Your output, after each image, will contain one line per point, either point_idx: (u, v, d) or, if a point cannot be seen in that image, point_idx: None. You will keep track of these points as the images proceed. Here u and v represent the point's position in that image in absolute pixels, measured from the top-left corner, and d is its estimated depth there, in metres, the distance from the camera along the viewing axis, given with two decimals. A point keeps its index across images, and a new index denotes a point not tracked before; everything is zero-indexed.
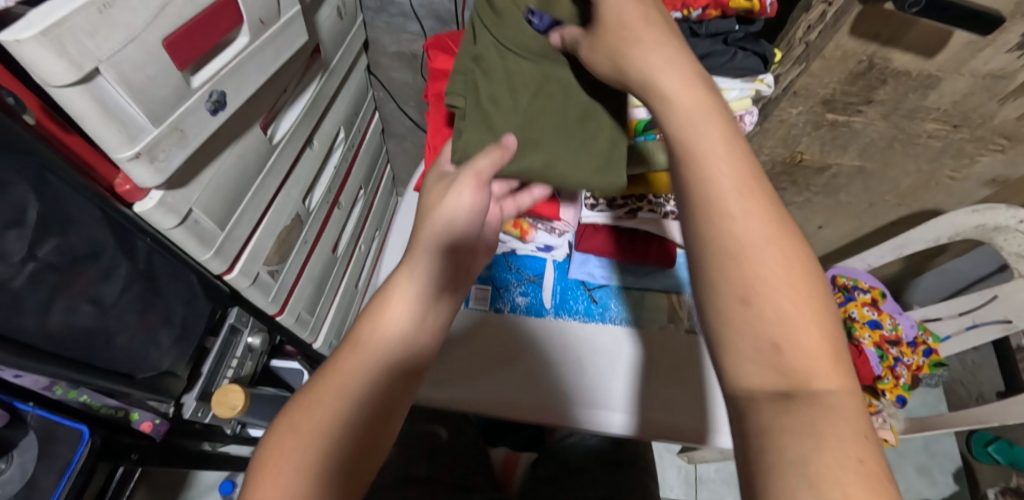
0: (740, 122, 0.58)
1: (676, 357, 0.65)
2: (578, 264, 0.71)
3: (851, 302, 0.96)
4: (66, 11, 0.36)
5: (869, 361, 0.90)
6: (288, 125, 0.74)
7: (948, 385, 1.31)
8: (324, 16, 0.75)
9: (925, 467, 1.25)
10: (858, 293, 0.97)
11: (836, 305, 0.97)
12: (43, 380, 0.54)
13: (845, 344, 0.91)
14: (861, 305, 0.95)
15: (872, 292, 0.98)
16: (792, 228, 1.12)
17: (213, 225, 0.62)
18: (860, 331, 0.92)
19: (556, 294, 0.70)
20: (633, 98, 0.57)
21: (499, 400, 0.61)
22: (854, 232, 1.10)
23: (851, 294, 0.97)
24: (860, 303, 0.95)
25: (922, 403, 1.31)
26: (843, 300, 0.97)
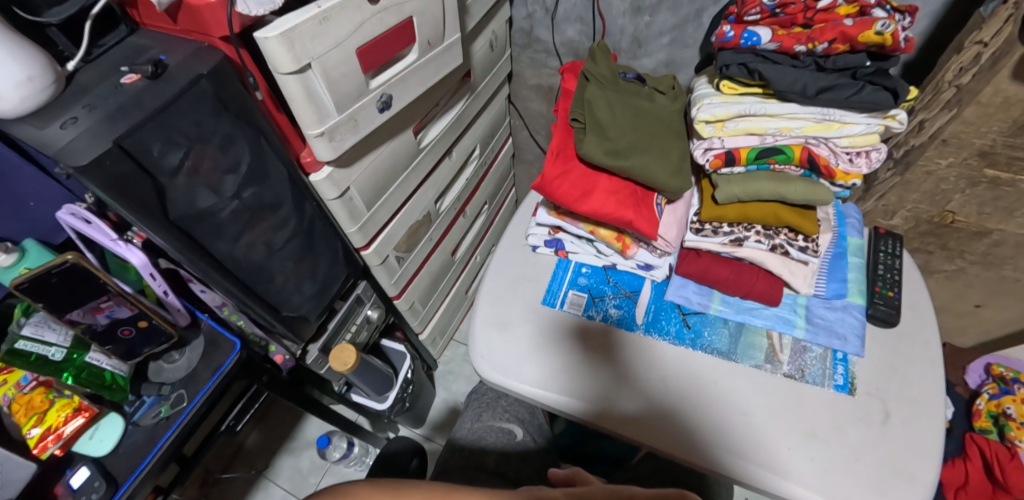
0: (865, 157, 0.57)
1: (782, 401, 0.59)
2: (675, 287, 0.67)
3: (1006, 396, 0.82)
4: (298, 21, 0.50)
5: None
6: (435, 133, 0.84)
7: None
8: (479, 46, 0.86)
9: None
10: (1019, 387, 0.82)
11: (987, 396, 0.84)
12: (218, 299, 0.70)
13: (993, 441, 0.78)
14: (1021, 401, 0.80)
15: None
16: (940, 303, 0.94)
17: (362, 205, 0.75)
18: (1015, 431, 0.78)
19: (649, 313, 0.66)
20: (748, 125, 0.58)
21: (571, 399, 0.60)
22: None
23: (1009, 387, 0.82)
24: (1019, 398, 0.81)
25: None
26: (996, 392, 0.83)
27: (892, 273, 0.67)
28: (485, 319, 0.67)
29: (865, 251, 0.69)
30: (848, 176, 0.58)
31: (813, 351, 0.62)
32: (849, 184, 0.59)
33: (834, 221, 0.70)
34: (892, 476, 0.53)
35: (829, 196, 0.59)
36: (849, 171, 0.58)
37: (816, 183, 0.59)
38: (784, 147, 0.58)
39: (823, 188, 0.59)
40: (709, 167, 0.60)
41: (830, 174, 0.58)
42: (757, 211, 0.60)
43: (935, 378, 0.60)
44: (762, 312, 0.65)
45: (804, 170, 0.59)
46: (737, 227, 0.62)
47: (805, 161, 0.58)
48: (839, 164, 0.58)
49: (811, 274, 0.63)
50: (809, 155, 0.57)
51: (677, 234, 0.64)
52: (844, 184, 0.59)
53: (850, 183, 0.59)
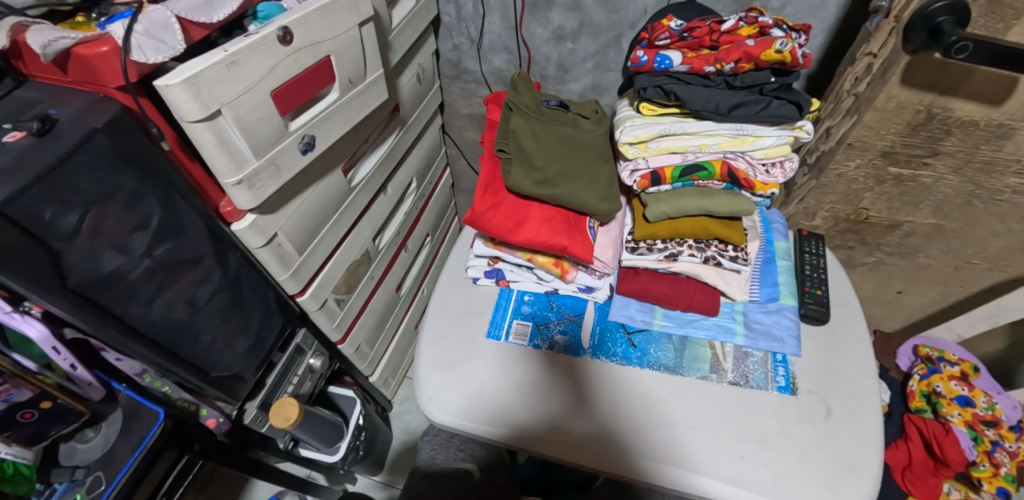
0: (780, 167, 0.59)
1: (729, 411, 0.59)
2: (618, 306, 0.67)
3: (935, 375, 0.86)
4: (202, 66, 0.47)
5: (959, 443, 0.79)
6: (366, 171, 0.82)
7: None
8: (405, 80, 0.85)
9: None
10: (944, 365, 0.87)
11: (918, 377, 0.88)
12: (137, 367, 0.64)
13: (928, 420, 0.83)
14: (948, 379, 0.85)
15: (961, 364, 0.87)
16: (866, 293, 1.00)
17: (292, 250, 0.71)
18: (947, 408, 0.83)
19: (595, 335, 0.66)
20: (670, 144, 0.59)
21: (524, 431, 0.58)
22: (939, 301, 0.97)
23: (935, 366, 0.87)
24: (946, 376, 0.85)
25: None
26: (925, 372, 0.87)
27: (818, 272, 0.69)
28: (430, 362, 0.64)
29: (792, 254, 0.72)
30: (766, 185, 0.61)
31: (754, 356, 0.63)
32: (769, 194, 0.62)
33: (760, 229, 0.72)
34: (839, 471, 0.55)
35: (750, 208, 0.61)
36: (767, 182, 0.60)
37: (737, 195, 0.61)
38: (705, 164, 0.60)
39: (745, 200, 0.61)
40: (636, 188, 0.61)
41: (750, 186, 0.60)
42: (687, 228, 0.62)
43: (867, 369, 0.62)
44: (703, 323, 0.66)
45: (725, 184, 0.61)
46: (669, 243, 0.64)
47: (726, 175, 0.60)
48: (755, 177, 0.60)
49: (744, 281, 0.65)
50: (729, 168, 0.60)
51: (615, 256, 0.64)
52: (763, 194, 0.62)
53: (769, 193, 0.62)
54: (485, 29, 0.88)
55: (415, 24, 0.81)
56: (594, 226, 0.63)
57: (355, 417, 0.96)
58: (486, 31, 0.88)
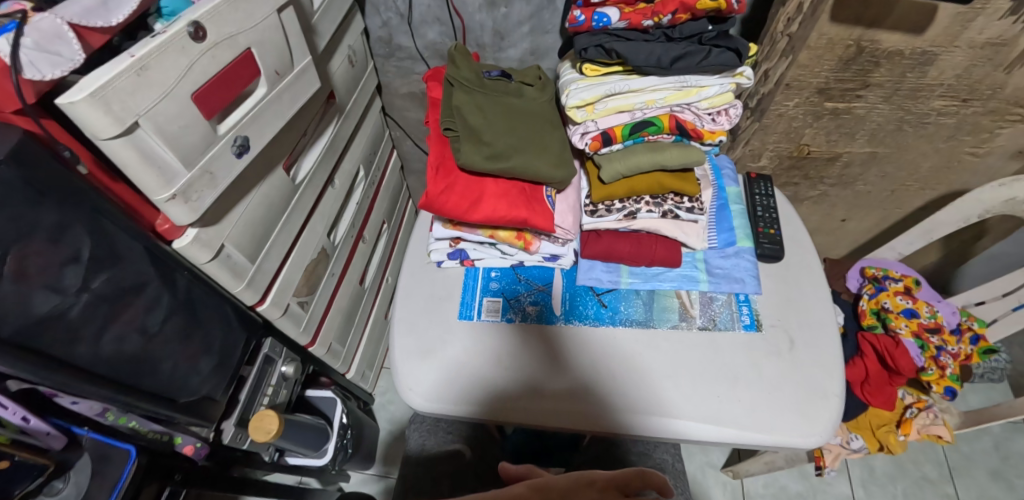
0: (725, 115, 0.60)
1: (703, 355, 0.62)
2: (584, 270, 0.68)
3: (881, 293, 0.85)
4: (110, 76, 0.42)
5: (909, 353, 0.79)
6: (308, 166, 0.78)
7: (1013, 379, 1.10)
8: (337, 64, 0.80)
9: (999, 471, 1.03)
10: (889, 283, 0.86)
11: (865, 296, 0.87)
12: (96, 407, 0.60)
13: (880, 336, 0.82)
14: (894, 295, 0.85)
15: (904, 280, 0.87)
16: (813, 224, 1.05)
17: (244, 259, 0.67)
18: (895, 322, 0.82)
19: (566, 301, 0.67)
20: (616, 104, 0.59)
21: (511, 405, 0.59)
22: (879, 223, 1.03)
23: (881, 284, 0.86)
24: (892, 292, 0.85)
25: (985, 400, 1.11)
26: (873, 291, 0.86)
27: (768, 212, 0.72)
28: (405, 353, 0.63)
29: (743, 198, 0.74)
30: (715, 133, 0.61)
31: (718, 299, 0.66)
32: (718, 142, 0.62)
33: (711, 175, 0.73)
34: (806, 394, 0.59)
35: (701, 157, 0.61)
36: (715, 129, 0.61)
37: (688, 146, 0.61)
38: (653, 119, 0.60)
39: (696, 149, 0.61)
40: (590, 150, 0.60)
41: (700, 135, 0.61)
42: (642, 184, 0.61)
43: (822, 296, 0.66)
44: (667, 276, 0.67)
45: (675, 136, 0.61)
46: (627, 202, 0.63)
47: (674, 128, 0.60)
48: (703, 126, 0.60)
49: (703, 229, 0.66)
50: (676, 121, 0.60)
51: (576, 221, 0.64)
52: (712, 144, 0.62)
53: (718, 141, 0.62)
54: (413, 1, 0.84)
55: (337, 4, 0.77)
56: (551, 196, 0.62)
57: (338, 417, 0.93)
58: (415, 4, 0.84)
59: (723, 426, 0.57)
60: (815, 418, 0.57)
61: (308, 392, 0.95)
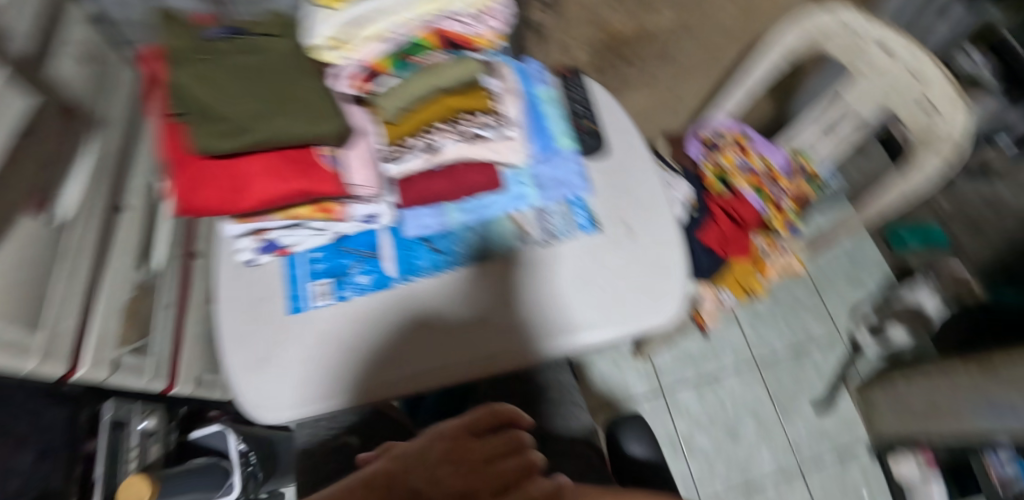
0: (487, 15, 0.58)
1: (549, 270, 0.61)
2: (407, 222, 0.59)
3: (717, 154, 0.89)
4: None
5: (750, 204, 0.86)
6: (74, 196, 0.65)
7: None
8: (60, 72, 0.70)
9: (853, 276, 1.20)
10: (722, 143, 0.90)
11: (705, 162, 0.90)
12: None
13: (725, 195, 0.86)
14: (726, 153, 0.89)
15: (733, 135, 0.91)
16: (649, 104, 1.06)
17: (23, 329, 0.52)
18: (734, 178, 0.88)
19: (399, 260, 0.60)
20: (368, 31, 0.54)
21: (371, 384, 0.56)
22: (708, 89, 1.06)
23: (716, 147, 0.90)
24: (726, 151, 0.89)
25: None
26: (710, 156, 0.90)
27: (582, 106, 0.70)
28: (244, 370, 0.56)
29: (558, 97, 0.69)
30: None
31: (552, 209, 0.63)
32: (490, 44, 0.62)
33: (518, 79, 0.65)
34: (652, 275, 0.61)
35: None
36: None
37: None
38: (415, 39, 0.57)
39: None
40: (357, 92, 0.55)
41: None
42: (429, 115, 0.55)
43: (647, 176, 0.67)
44: (498, 203, 0.61)
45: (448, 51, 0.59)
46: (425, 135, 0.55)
47: (441, 44, 0.59)
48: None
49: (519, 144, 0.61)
50: (440, 36, 0.58)
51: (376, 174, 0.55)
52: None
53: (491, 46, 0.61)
54: None
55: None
56: (334, 154, 0.53)
57: (234, 447, 0.84)
58: None
59: (582, 330, 0.58)
60: (663, 293, 0.60)
61: (192, 436, 0.85)
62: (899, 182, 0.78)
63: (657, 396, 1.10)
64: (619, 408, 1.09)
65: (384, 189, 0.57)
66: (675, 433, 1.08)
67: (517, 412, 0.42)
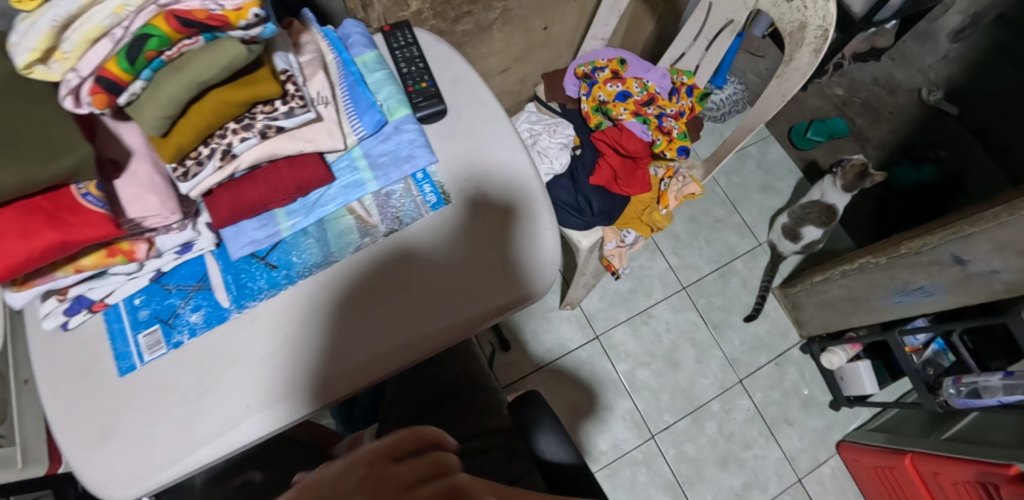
0: None
1: (409, 257, 0.54)
2: (232, 240, 0.53)
3: (595, 87, 0.81)
4: None
5: (634, 134, 0.80)
6: None
7: None
8: None
9: (767, 184, 1.24)
10: (600, 73, 0.82)
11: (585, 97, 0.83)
12: None
13: (607, 130, 0.81)
14: (605, 84, 0.81)
15: (610, 63, 0.83)
16: (519, 44, 0.90)
17: None
18: (615, 110, 0.81)
19: (229, 287, 0.52)
20: (81, 36, 0.37)
21: (222, 433, 0.48)
22: (580, 16, 0.91)
23: (593, 79, 0.82)
24: (603, 82, 0.81)
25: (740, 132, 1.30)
26: (588, 90, 0.82)
27: (414, 63, 0.60)
28: (73, 450, 0.48)
29: (384, 59, 0.61)
30: (244, 10, 0.41)
31: (396, 191, 0.55)
32: (262, 16, 0.42)
33: (331, 50, 0.58)
34: (525, 236, 0.55)
35: (239, 47, 0.42)
36: (240, 5, 0.40)
37: (216, 43, 0.42)
38: (146, 28, 0.39)
39: (228, 43, 0.42)
40: (101, 109, 0.42)
41: (223, 23, 0.41)
42: (203, 117, 0.44)
43: (502, 129, 0.59)
44: (328, 195, 0.54)
45: (203, 36, 0.42)
46: (214, 141, 0.47)
47: (186, 27, 0.40)
48: (218, 8, 0.40)
49: (333, 124, 0.52)
50: (179, 18, 0.39)
51: (168, 197, 0.48)
52: (255, 23, 0.42)
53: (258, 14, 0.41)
54: None
55: None
56: (91, 190, 0.43)
57: None
58: None
59: (454, 318, 0.51)
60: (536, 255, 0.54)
61: None
62: (776, 84, 0.71)
63: (592, 341, 1.10)
64: (557, 362, 1.08)
65: (192, 208, 0.51)
66: (615, 373, 1.08)
67: (440, 434, 0.31)
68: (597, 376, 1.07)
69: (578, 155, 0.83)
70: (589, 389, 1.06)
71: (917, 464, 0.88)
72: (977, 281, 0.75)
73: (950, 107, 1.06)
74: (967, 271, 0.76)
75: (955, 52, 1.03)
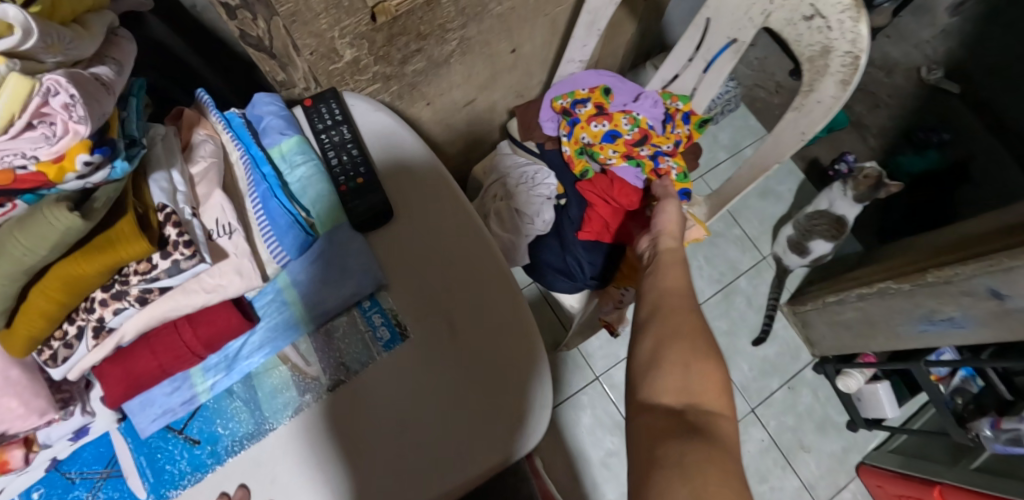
0: (49, 119, 0.28)
1: (364, 413, 0.42)
2: (138, 415, 0.41)
3: (576, 128, 0.70)
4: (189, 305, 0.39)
5: (626, 183, 0.69)
6: None
7: (747, 96, 1.19)
8: None
9: (765, 189, 1.15)
10: (581, 110, 0.70)
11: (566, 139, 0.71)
12: None
13: (595, 179, 0.71)
14: (588, 124, 0.69)
15: (593, 95, 0.70)
16: (485, 75, 0.77)
17: None
18: (602, 154, 0.69)
19: (144, 474, 0.41)
20: None
21: None
22: (550, 35, 0.78)
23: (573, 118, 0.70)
24: (585, 122, 0.69)
25: (734, 132, 1.19)
26: (569, 130, 0.71)
27: (346, 150, 0.48)
28: None
29: (309, 144, 0.48)
30: (69, 157, 0.29)
31: (339, 326, 0.44)
32: (101, 159, 0.31)
33: (237, 147, 0.45)
34: (508, 366, 0.43)
35: (70, 214, 0.29)
36: (60, 152, 0.29)
37: (36, 207, 0.30)
38: None
39: (48, 209, 0.29)
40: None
41: (43, 180, 0.30)
42: (49, 302, 0.33)
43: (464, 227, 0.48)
44: (251, 344, 0.42)
45: (23, 197, 0.31)
46: (83, 313, 0.36)
47: None
48: (29, 161, 0.29)
49: (242, 258, 0.40)
50: None
51: (35, 393, 0.36)
52: (91, 170, 0.30)
53: (93, 160, 0.30)
54: None
55: None
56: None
57: None
58: None
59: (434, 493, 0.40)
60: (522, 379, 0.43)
61: None
62: (793, 118, 0.59)
63: (592, 383, 1.02)
64: (557, 410, 1.01)
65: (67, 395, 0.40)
66: (619, 415, 1.01)
67: None
68: (601, 421, 1.00)
69: (563, 206, 0.73)
70: (593, 435, 0.99)
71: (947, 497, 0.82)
72: (1016, 317, 0.66)
73: (951, 86, 0.92)
74: (1005, 306, 0.67)
75: (954, 26, 0.87)
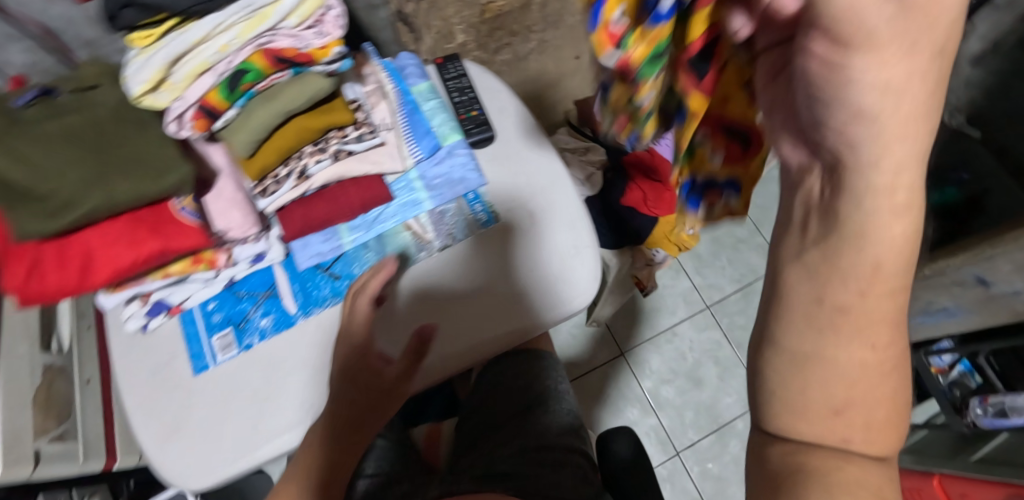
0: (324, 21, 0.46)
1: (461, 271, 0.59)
2: (300, 252, 0.58)
3: None
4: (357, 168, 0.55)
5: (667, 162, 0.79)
6: None
7: None
8: None
9: None
10: None
11: None
12: None
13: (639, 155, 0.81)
14: None
15: None
16: (554, 74, 0.96)
17: None
18: None
19: (296, 295, 0.57)
20: (192, 68, 0.44)
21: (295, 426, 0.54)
22: None
23: None
24: None
25: None
26: None
27: (464, 93, 0.65)
28: (153, 441, 0.54)
29: (439, 87, 0.66)
30: (328, 48, 0.48)
31: (448, 211, 0.60)
32: (341, 54, 0.49)
33: (392, 82, 0.63)
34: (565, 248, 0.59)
35: (324, 81, 0.49)
36: (325, 44, 0.47)
37: (303, 77, 0.48)
38: (246, 63, 0.45)
39: (310, 76, 0.48)
40: (201, 133, 0.48)
41: (309, 59, 0.48)
42: (285, 140, 0.50)
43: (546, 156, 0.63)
44: (387, 213, 0.59)
45: (290, 71, 0.48)
46: (292, 162, 0.53)
47: (278, 62, 0.47)
48: (307, 47, 0.47)
49: (394, 151, 0.57)
50: (273, 55, 0.46)
51: (250, 210, 0.53)
52: (335, 58, 0.49)
53: (338, 53, 0.49)
54: None
55: None
56: (187, 204, 0.49)
57: None
58: None
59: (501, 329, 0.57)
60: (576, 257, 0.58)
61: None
62: None
63: (618, 358, 1.12)
64: (584, 377, 1.11)
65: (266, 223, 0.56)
66: (640, 390, 1.10)
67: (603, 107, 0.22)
68: (623, 392, 1.10)
69: (609, 179, 0.88)
70: (614, 403, 1.09)
71: (946, 486, 0.88)
72: (1000, 303, 0.73)
73: None
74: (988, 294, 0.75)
75: None
